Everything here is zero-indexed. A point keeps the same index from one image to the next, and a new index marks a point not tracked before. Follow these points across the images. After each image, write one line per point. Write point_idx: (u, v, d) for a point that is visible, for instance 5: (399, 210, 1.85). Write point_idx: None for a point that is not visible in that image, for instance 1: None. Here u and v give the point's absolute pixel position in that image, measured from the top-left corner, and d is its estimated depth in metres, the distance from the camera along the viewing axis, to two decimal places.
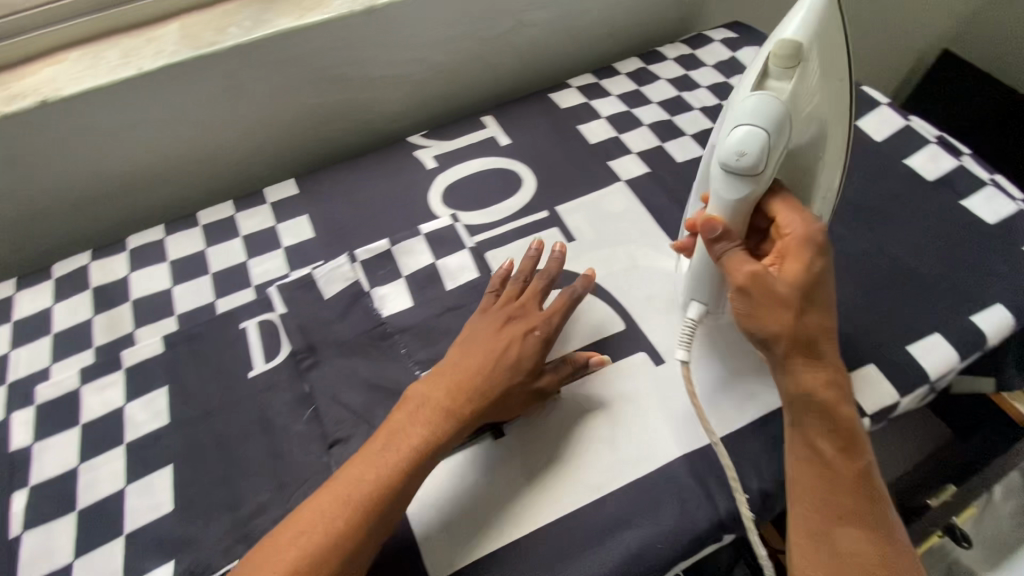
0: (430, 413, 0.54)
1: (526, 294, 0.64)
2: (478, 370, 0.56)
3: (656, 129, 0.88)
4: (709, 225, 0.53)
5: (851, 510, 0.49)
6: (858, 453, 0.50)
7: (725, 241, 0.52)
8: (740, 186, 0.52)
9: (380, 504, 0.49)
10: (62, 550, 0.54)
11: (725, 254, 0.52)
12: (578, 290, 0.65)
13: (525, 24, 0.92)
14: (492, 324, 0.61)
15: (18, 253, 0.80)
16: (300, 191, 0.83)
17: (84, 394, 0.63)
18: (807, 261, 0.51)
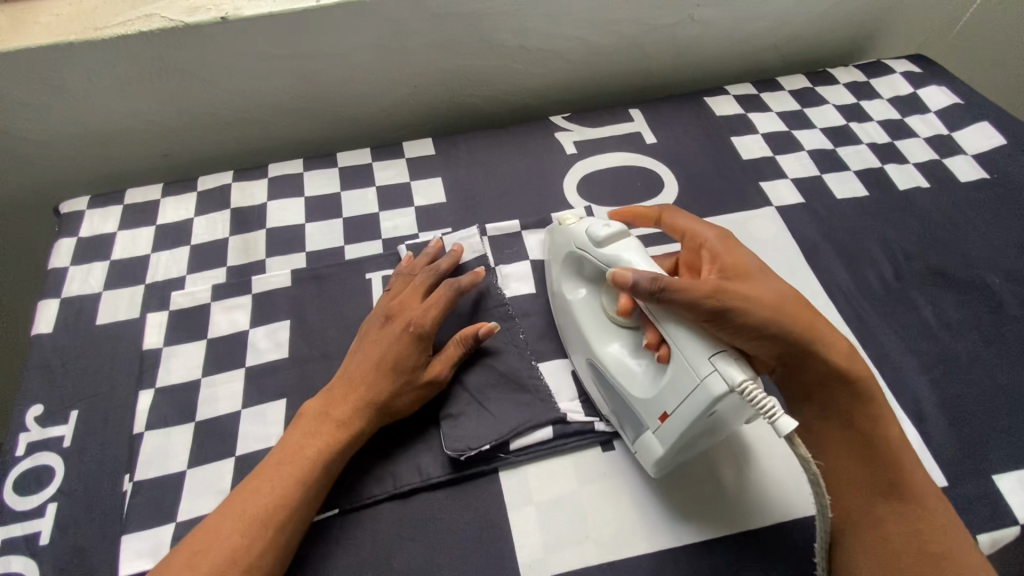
0: (324, 424, 0.53)
1: (398, 303, 0.60)
2: (364, 377, 0.55)
3: (817, 157, 0.82)
4: (636, 280, 0.50)
5: (881, 484, 0.50)
6: (869, 420, 0.52)
7: (661, 278, 0.50)
8: (629, 245, 0.55)
9: (289, 512, 0.49)
10: (177, 457, 0.56)
11: (678, 288, 0.49)
12: (463, 285, 0.61)
13: (695, 21, 0.86)
14: (399, 352, 0.56)
15: (166, 160, 0.84)
16: (437, 153, 0.82)
17: (214, 310, 0.65)
18: (739, 254, 0.56)
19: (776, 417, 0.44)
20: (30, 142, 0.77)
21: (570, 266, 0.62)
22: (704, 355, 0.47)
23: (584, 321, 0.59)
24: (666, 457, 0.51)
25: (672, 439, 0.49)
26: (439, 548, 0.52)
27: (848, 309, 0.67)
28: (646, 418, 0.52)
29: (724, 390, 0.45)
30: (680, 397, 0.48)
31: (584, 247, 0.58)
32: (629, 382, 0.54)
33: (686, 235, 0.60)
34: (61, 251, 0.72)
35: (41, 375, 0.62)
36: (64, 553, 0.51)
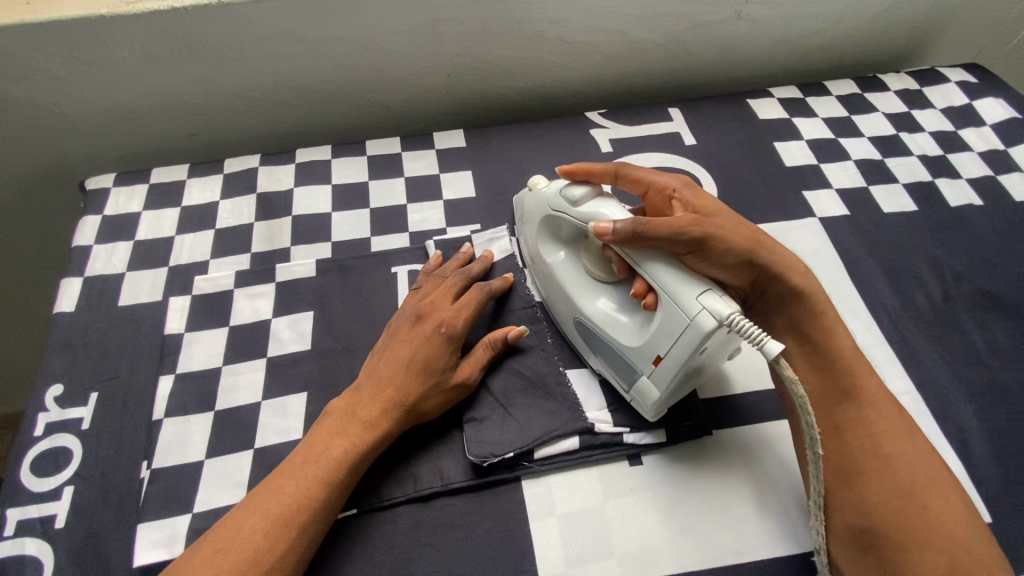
0: (352, 426, 0.52)
1: (428, 302, 0.59)
2: (392, 376, 0.54)
3: (863, 167, 0.79)
4: (615, 228, 0.51)
5: (836, 393, 0.51)
6: (828, 336, 0.53)
7: (639, 219, 0.51)
8: (608, 202, 0.55)
9: (315, 512, 0.47)
10: (195, 446, 0.55)
11: (658, 228, 0.50)
12: (493, 288, 0.61)
13: (743, 18, 0.83)
14: (430, 349, 0.55)
15: (192, 140, 0.82)
16: (468, 145, 0.80)
17: (237, 297, 0.64)
18: (704, 197, 0.57)
19: (763, 343, 0.46)
20: (58, 116, 0.76)
21: (545, 230, 0.61)
22: (692, 294, 0.48)
23: (567, 281, 0.59)
24: (662, 399, 0.52)
25: (666, 381, 0.50)
26: (457, 556, 0.51)
27: (892, 329, 0.64)
28: (639, 364, 0.53)
29: (714, 325, 0.46)
30: (672, 340, 0.49)
31: (561, 209, 0.57)
32: (619, 332, 0.54)
33: (648, 188, 0.60)
34: (85, 229, 0.71)
35: (61, 355, 0.61)
36: (79, 538, 0.51)
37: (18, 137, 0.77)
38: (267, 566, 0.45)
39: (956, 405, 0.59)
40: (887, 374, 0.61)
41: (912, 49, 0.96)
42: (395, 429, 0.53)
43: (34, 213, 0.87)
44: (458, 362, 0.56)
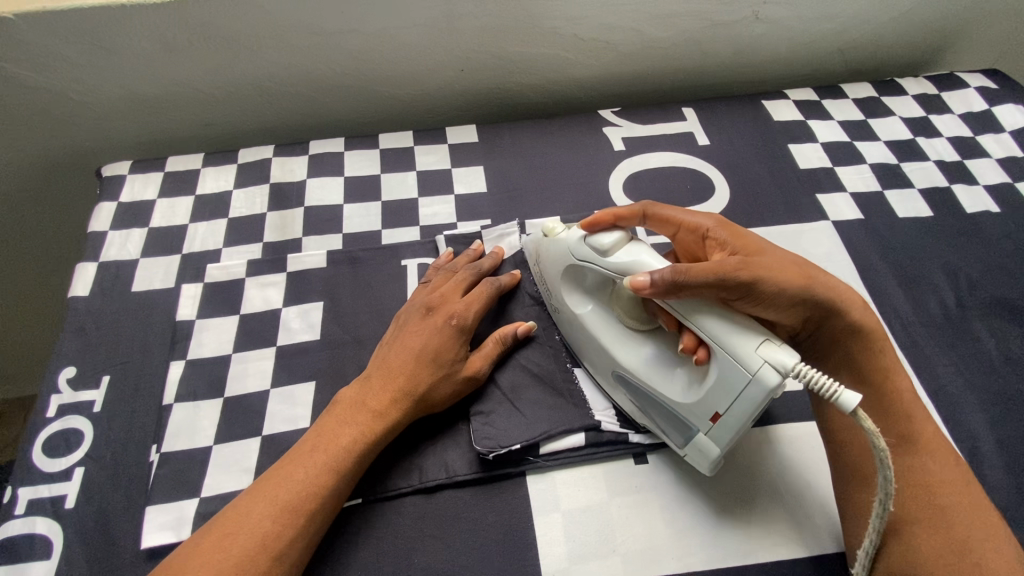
0: (360, 414, 0.52)
1: (438, 294, 0.59)
2: (402, 366, 0.54)
3: (878, 171, 0.78)
4: (654, 280, 0.48)
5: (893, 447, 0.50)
6: (885, 381, 0.51)
7: (679, 268, 0.47)
8: (640, 249, 0.52)
9: (321, 499, 0.48)
10: (204, 432, 0.55)
11: (698, 276, 0.47)
12: (503, 284, 0.61)
13: (760, 18, 0.82)
14: (440, 342, 0.55)
15: (207, 130, 0.83)
16: (480, 141, 0.80)
17: (249, 285, 0.65)
18: (743, 234, 0.53)
19: (837, 394, 0.42)
20: (77, 104, 0.77)
21: (569, 279, 0.58)
22: (750, 348, 0.45)
23: (601, 334, 0.56)
24: (720, 456, 0.49)
25: (727, 436, 0.48)
26: (460, 548, 0.51)
27: (904, 335, 0.64)
28: (693, 420, 0.50)
29: (778, 379, 0.44)
30: (732, 397, 0.46)
31: (590, 258, 0.54)
32: (667, 386, 0.52)
33: (679, 228, 0.56)
34: (100, 215, 0.72)
35: (75, 338, 0.62)
36: (87, 519, 0.51)
37: (38, 123, 0.78)
38: (271, 550, 0.45)
39: (968, 414, 0.58)
40: None
41: (932, 54, 0.95)
42: (402, 420, 0.53)
43: (52, 199, 0.88)
44: (467, 355, 0.56)
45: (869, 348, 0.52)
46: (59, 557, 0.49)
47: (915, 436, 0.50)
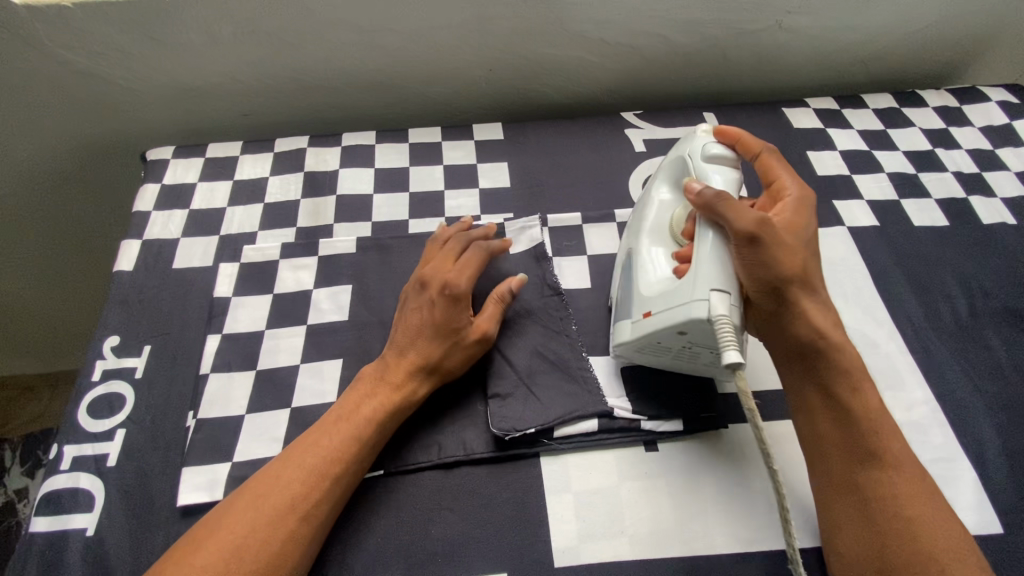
0: (379, 388, 0.55)
1: (430, 268, 0.60)
2: (410, 340, 0.57)
3: (896, 180, 0.80)
4: (703, 190, 0.53)
5: (860, 453, 0.49)
6: (852, 393, 0.51)
7: (724, 195, 0.52)
8: (728, 175, 0.57)
9: (345, 466, 0.51)
10: (236, 401, 0.58)
11: (730, 208, 0.51)
12: (489, 249, 0.63)
13: (783, 28, 0.84)
14: (441, 314, 0.57)
15: (245, 120, 0.87)
16: (505, 138, 0.83)
17: (282, 267, 0.68)
18: (807, 216, 0.55)
19: (724, 348, 0.47)
20: (126, 91, 0.81)
21: (670, 168, 0.62)
22: (706, 284, 0.50)
23: (643, 216, 0.62)
24: (628, 343, 0.56)
25: (640, 334, 0.54)
26: (475, 522, 0.53)
27: (914, 340, 0.65)
28: (634, 309, 0.56)
29: (702, 317, 0.49)
30: (668, 304, 0.52)
31: (693, 155, 0.59)
32: (643, 279, 0.57)
33: (772, 181, 0.58)
34: (144, 196, 0.76)
35: (119, 309, 0.66)
36: (128, 476, 0.55)
37: (89, 107, 0.83)
38: (296, 511, 0.48)
39: (975, 419, 0.59)
40: (906, 384, 0.61)
41: (954, 66, 0.96)
42: (423, 387, 0.56)
43: (98, 179, 0.93)
44: (471, 319, 0.58)
45: (840, 367, 0.52)
46: (101, 511, 0.53)
47: (881, 445, 0.49)
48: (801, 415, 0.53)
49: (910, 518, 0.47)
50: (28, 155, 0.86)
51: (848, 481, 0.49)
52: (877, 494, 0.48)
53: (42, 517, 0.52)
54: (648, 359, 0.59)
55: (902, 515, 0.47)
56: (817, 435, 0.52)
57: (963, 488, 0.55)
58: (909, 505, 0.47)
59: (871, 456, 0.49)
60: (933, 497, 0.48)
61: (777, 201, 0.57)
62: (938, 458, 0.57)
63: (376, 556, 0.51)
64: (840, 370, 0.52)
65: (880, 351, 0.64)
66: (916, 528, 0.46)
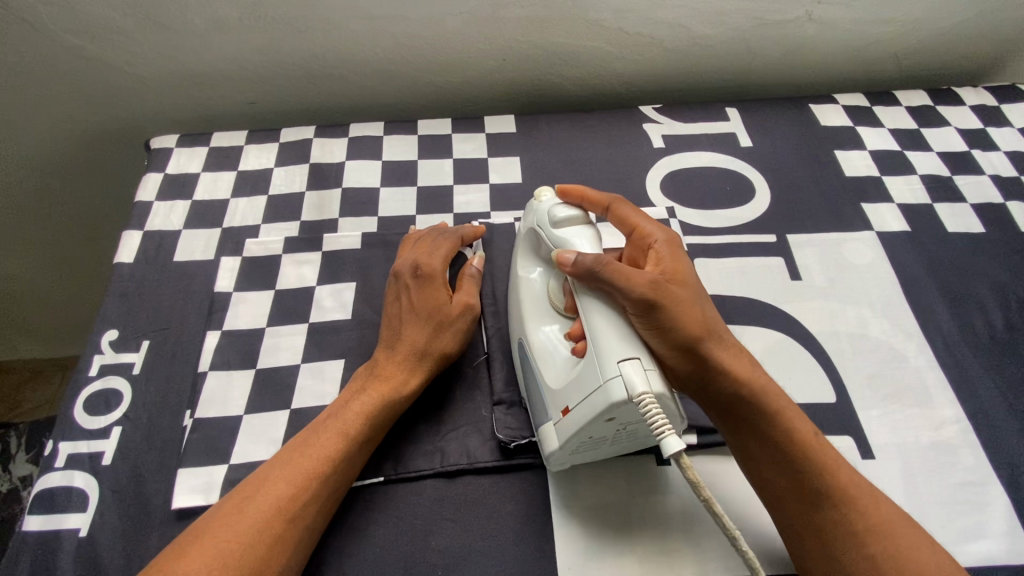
0: (373, 383, 0.54)
1: (403, 257, 0.62)
2: (397, 328, 0.57)
3: (929, 182, 0.76)
4: (577, 259, 0.50)
5: (805, 489, 0.47)
6: (789, 437, 0.49)
7: (602, 258, 0.49)
8: (584, 233, 0.54)
9: (337, 465, 0.49)
10: (235, 401, 0.57)
11: (615, 274, 0.48)
12: (461, 235, 0.64)
13: (813, 19, 0.79)
14: (417, 294, 0.58)
15: (251, 109, 0.85)
16: (518, 131, 0.80)
17: (285, 262, 0.66)
18: (682, 259, 0.54)
19: (662, 437, 0.41)
20: (130, 77, 0.79)
21: (530, 242, 0.59)
22: (613, 358, 0.45)
23: (525, 302, 0.57)
24: (560, 452, 0.49)
25: (567, 437, 0.47)
26: (476, 534, 0.51)
27: (946, 355, 0.61)
28: (550, 408, 0.50)
29: (623, 398, 0.43)
30: (581, 395, 0.46)
31: (544, 225, 0.56)
32: (547, 368, 0.51)
33: (633, 231, 0.57)
34: (147, 185, 0.74)
35: (118, 303, 0.65)
36: (122, 476, 0.53)
37: (91, 94, 0.81)
38: (283, 512, 0.46)
39: (1012, 441, 0.56)
40: (936, 401, 0.58)
41: (992, 64, 0.91)
42: (420, 373, 0.55)
43: (105, 166, 0.92)
44: (451, 297, 0.59)
45: (769, 413, 0.49)
46: (94, 512, 0.51)
47: (824, 482, 0.47)
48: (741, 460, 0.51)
49: (880, 557, 0.44)
50: (34, 140, 0.85)
51: (809, 528, 0.47)
52: (839, 534, 0.46)
53: (35, 515, 0.51)
54: (581, 457, 0.52)
55: (866, 552, 0.45)
56: (767, 483, 0.49)
57: (998, 517, 0.51)
58: (876, 539, 0.45)
59: (824, 496, 0.47)
60: (899, 524, 0.46)
61: (646, 250, 0.55)
62: (972, 482, 0.53)
63: (374, 566, 0.49)
64: (772, 417, 0.49)
65: (909, 365, 0.60)
66: (885, 564, 0.44)
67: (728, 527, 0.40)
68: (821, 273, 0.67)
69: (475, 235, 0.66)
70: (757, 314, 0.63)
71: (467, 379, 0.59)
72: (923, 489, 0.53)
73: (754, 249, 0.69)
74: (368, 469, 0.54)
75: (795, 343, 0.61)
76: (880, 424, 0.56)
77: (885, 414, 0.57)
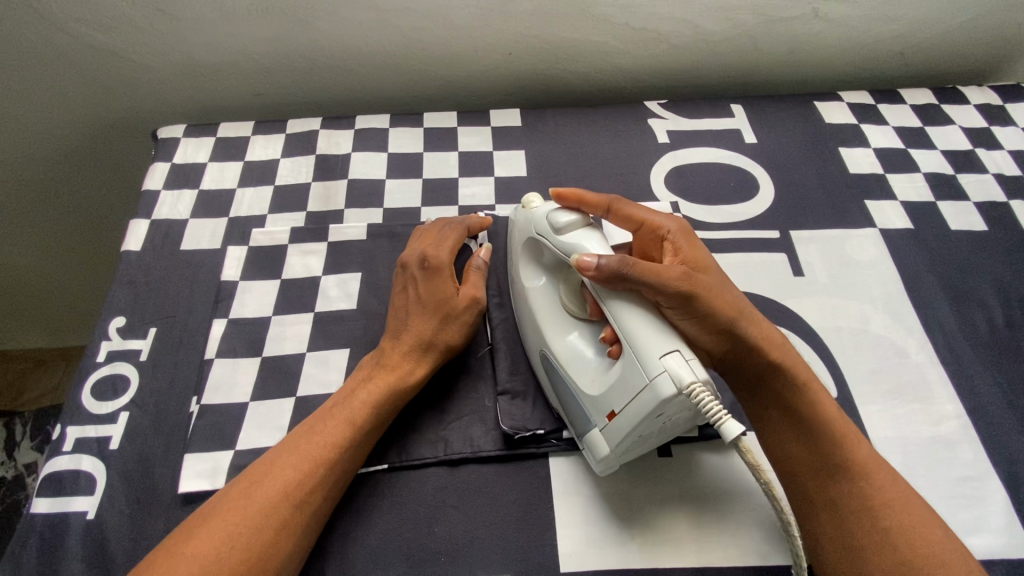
0: (380, 377, 0.54)
1: (410, 248, 0.62)
2: (405, 324, 0.57)
3: (932, 180, 0.76)
4: (600, 264, 0.48)
5: (828, 467, 0.48)
6: (814, 416, 0.50)
7: (627, 260, 0.48)
8: (590, 235, 0.53)
9: (344, 452, 0.50)
10: (241, 388, 0.57)
11: (646, 273, 0.48)
12: (466, 226, 0.64)
13: (819, 16, 0.79)
14: (425, 285, 0.58)
15: (258, 100, 0.86)
16: (523, 125, 0.81)
17: (291, 252, 0.67)
18: (698, 247, 0.55)
19: (721, 421, 0.42)
20: (137, 66, 0.79)
21: (527, 252, 0.60)
22: (655, 354, 0.45)
23: (540, 310, 0.57)
24: (612, 455, 0.49)
25: (619, 439, 0.47)
26: (479, 521, 0.51)
27: (946, 352, 0.62)
28: (594, 415, 0.50)
29: (672, 393, 0.43)
30: (628, 397, 0.46)
31: (544, 233, 0.56)
32: (582, 375, 0.52)
33: (641, 225, 0.57)
34: (154, 174, 0.75)
35: (126, 290, 0.65)
36: (130, 460, 0.54)
37: (96, 83, 0.81)
38: (291, 498, 0.47)
39: (1010, 437, 0.56)
40: (935, 397, 0.58)
41: (997, 63, 0.91)
42: (426, 363, 0.56)
43: (112, 156, 0.92)
44: (459, 288, 0.59)
45: (796, 389, 0.50)
46: (102, 495, 0.52)
47: (851, 459, 0.48)
48: (768, 444, 0.51)
49: (895, 532, 0.45)
50: (40, 129, 0.86)
51: (821, 496, 0.48)
52: (853, 507, 0.47)
53: (43, 498, 0.52)
54: (631, 455, 0.52)
55: (882, 530, 0.45)
56: (791, 460, 0.50)
57: (995, 512, 0.52)
58: (892, 515, 0.46)
59: (846, 471, 0.48)
60: (911, 497, 0.47)
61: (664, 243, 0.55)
62: (970, 477, 0.54)
63: (377, 552, 0.50)
64: (800, 394, 0.50)
65: (909, 361, 0.61)
66: (898, 536, 0.45)
67: (779, 506, 0.45)
68: (823, 269, 0.67)
69: (482, 226, 0.66)
70: (758, 309, 0.64)
71: (472, 369, 0.60)
72: (921, 485, 0.53)
73: (757, 245, 0.69)
74: (372, 456, 0.54)
75: (796, 338, 0.62)
76: (881, 420, 0.57)
77: (886, 411, 0.57)
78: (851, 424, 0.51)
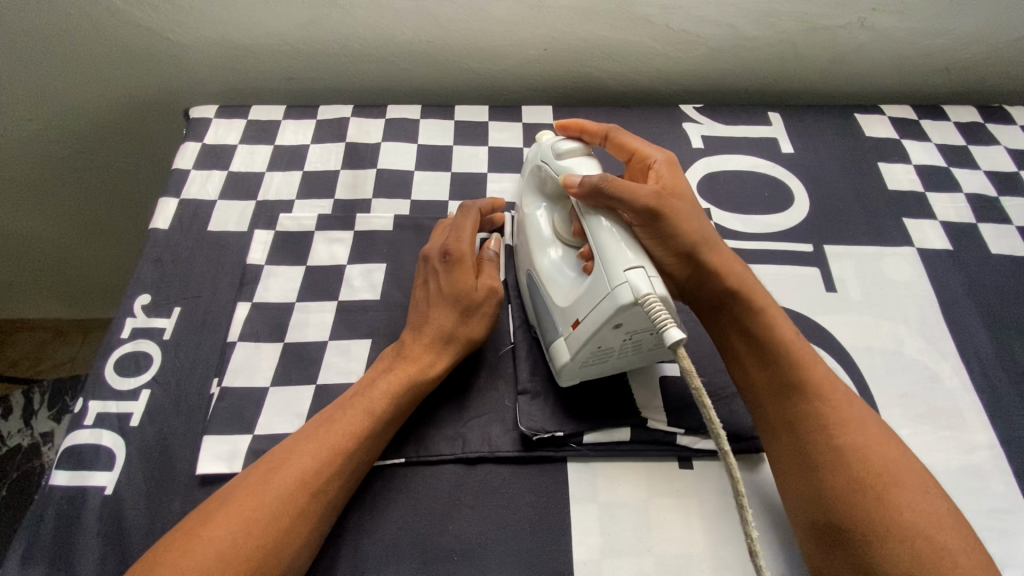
0: (396, 367, 0.54)
1: (431, 241, 0.61)
2: (424, 314, 0.57)
3: (974, 201, 0.74)
4: (582, 180, 0.50)
5: (782, 383, 0.49)
6: (777, 339, 0.51)
7: (606, 176, 0.49)
8: (589, 163, 0.54)
9: (357, 441, 0.49)
10: (262, 372, 0.57)
11: (621, 189, 0.49)
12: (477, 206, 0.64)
13: (865, 26, 0.78)
14: (446, 279, 0.57)
15: (289, 84, 0.85)
16: (555, 122, 0.80)
17: (317, 240, 0.66)
18: (681, 177, 0.56)
19: (665, 327, 0.42)
20: (172, 44, 0.80)
21: (531, 180, 0.60)
22: (620, 266, 0.45)
23: (533, 234, 0.58)
24: (571, 363, 0.50)
25: (576, 347, 0.48)
26: (493, 523, 0.51)
27: (981, 380, 0.60)
28: (561, 326, 0.51)
29: (629, 300, 0.43)
30: (591, 304, 0.47)
31: (547, 159, 0.57)
32: (555, 290, 0.53)
33: (633, 155, 0.59)
34: (184, 153, 0.75)
35: (152, 268, 0.65)
36: (149, 438, 0.54)
37: (131, 59, 0.82)
38: (305, 489, 0.46)
39: None
40: (968, 425, 0.57)
41: None
42: (445, 356, 0.55)
43: (141, 134, 0.93)
44: (478, 279, 0.58)
45: (760, 315, 0.52)
46: (120, 471, 0.52)
47: (806, 377, 0.49)
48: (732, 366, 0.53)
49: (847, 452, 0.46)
50: (71, 101, 0.86)
51: (781, 416, 0.49)
52: (808, 423, 0.47)
53: (62, 470, 0.52)
54: (592, 372, 0.53)
55: (833, 448, 0.46)
56: (748, 377, 0.51)
57: None
58: (841, 432, 0.46)
59: (800, 390, 0.49)
60: (866, 419, 0.48)
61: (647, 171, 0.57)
62: (1003, 511, 0.52)
63: (389, 548, 0.49)
64: (763, 317, 0.52)
65: (942, 387, 0.59)
66: (852, 460, 0.45)
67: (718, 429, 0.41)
68: (857, 287, 0.66)
69: (493, 207, 0.66)
70: None
71: (491, 367, 0.59)
72: None
73: (790, 258, 0.67)
74: (389, 450, 0.54)
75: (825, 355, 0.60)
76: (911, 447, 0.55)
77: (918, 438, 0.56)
78: (819, 353, 0.52)
